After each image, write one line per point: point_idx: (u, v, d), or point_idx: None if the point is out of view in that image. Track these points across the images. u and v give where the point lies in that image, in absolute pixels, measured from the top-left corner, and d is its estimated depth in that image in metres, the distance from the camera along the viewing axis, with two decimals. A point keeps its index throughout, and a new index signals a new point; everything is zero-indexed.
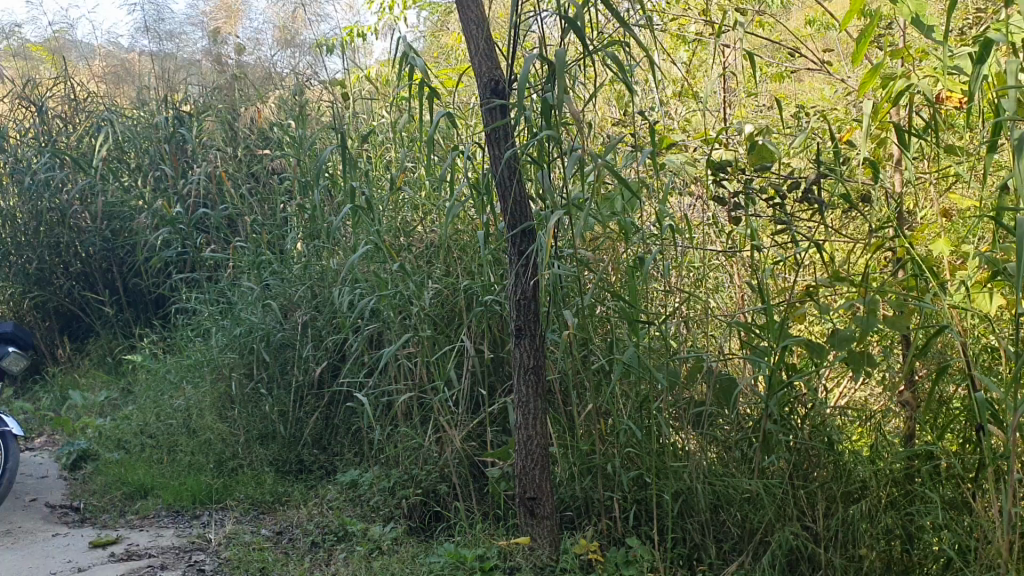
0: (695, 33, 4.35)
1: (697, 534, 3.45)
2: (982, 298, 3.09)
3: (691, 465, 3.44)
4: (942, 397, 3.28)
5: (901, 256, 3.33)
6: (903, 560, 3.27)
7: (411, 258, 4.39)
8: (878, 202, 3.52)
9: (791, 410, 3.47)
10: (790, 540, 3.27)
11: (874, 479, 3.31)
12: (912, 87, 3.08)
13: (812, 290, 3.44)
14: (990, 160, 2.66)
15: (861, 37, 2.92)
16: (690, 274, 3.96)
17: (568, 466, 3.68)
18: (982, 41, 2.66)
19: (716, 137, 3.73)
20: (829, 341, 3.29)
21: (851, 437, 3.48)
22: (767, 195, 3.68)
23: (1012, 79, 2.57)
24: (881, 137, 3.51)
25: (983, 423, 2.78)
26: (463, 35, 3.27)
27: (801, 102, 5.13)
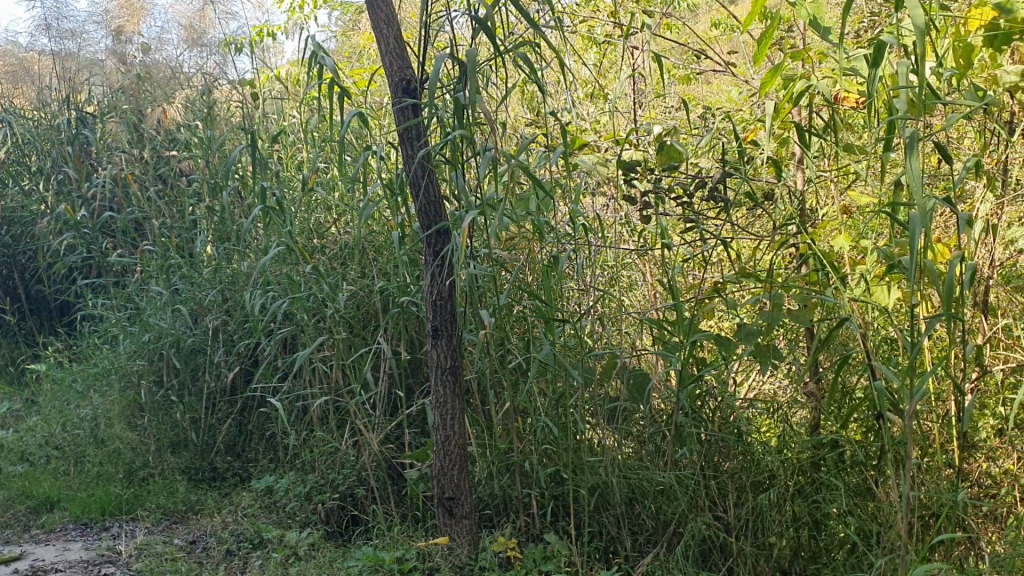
0: (604, 35, 4.42)
1: (613, 528, 3.50)
2: (881, 292, 3.21)
3: (607, 461, 3.49)
4: (845, 387, 3.41)
5: (804, 252, 3.44)
6: (810, 546, 3.39)
7: (325, 259, 4.35)
8: (782, 200, 3.64)
9: (702, 403, 3.55)
10: (702, 531, 3.36)
11: (782, 469, 3.42)
12: (812, 89, 3.18)
13: (720, 287, 3.53)
14: (885, 158, 2.76)
15: (762, 38, 3.01)
16: (604, 273, 4.02)
17: (487, 465, 3.67)
18: (875, 44, 2.76)
19: (626, 137, 3.79)
20: (737, 335, 3.37)
21: (760, 428, 3.58)
22: (677, 194, 3.76)
23: (904, 79, 2.69)
24: (784, 137, 3.62)
25: (883, 411, 2.89)
26: (374, 34, 3.25)
27: (709, 103, 5.26)
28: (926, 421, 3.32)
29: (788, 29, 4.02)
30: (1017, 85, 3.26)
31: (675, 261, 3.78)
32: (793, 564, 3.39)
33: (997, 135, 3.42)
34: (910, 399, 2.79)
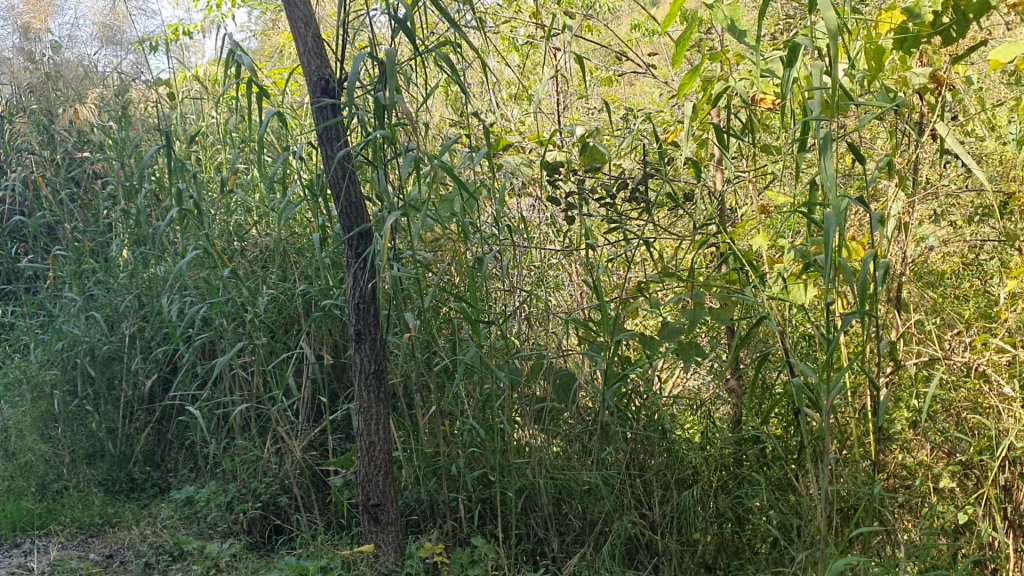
0: (527, 36, 4.44)
1: (540, 529, 3.51)
2: (798, 290, 3.28)
3: (534, 462, 3.49)
4: (765, 383, 3.47)
5: (724, 251, 3.49)
6: (733, 541, 3.45)
7: (245, 263, 4.26)
8: (702, 200, 3.71)
9: (628, 402, 3.57)
10: (627, 529, 3.39)
11: (705, 465, 3.47)
12: (730, 90, 3.23)
13: (644, 286, 3.57)
14: (801, 157, 2.82)
15: (680, 40, 3.04)
16: (529, 274, 4.03)
17: (413, 470, 3.65)
18: (790, 46, 2.81)
19: (549, 138, 3.80)
20: (660, 334, 3.40)
21: (683, 426, 3.62)
22: (600, 195, 3.78)
23: (817, 80, 2.74)
24: (703, 138, 3.68)
25: (801, 407, 2.94)
26: (292, 34, 3.19)
27: (631, 105, 5.30)
28: (844, 414, 3.39)
29: (706, 32, 4.08)
30: (926, 87, 3.36)
31: (599, 260, 3.80)
32: (718, 560, 3.45)
33: (907, 135, 3.52)
34: (827, 394, 2.85)
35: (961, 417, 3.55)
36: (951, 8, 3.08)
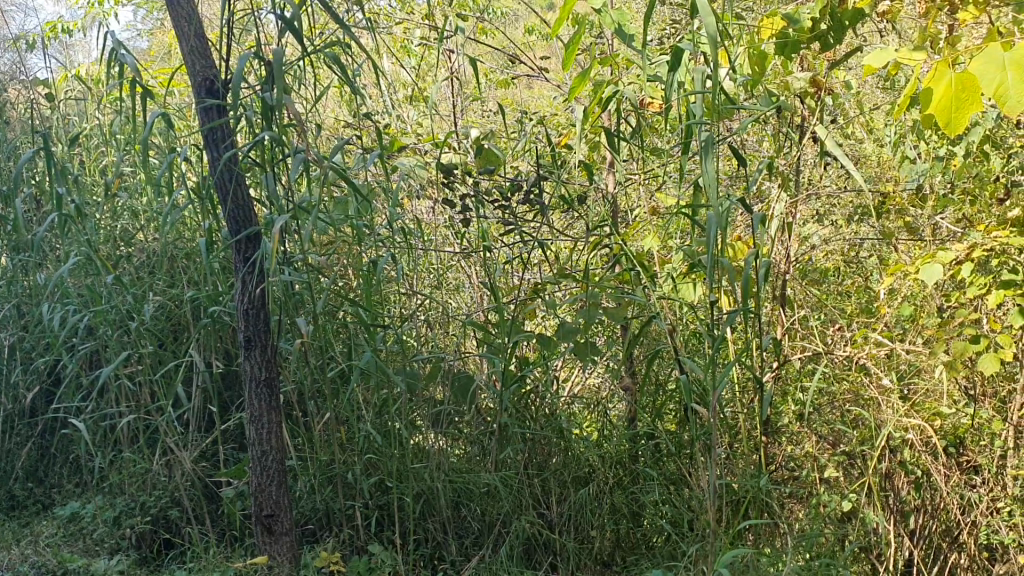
0: (420, 38, 4.42)
1: (438, 533, 3.48)
2: (688, 289, 3.34)
3: (431, 466, 3.46)
4: (658, 381, 3.53)
5: (617, 252, 3.53)
6: (629, 537, 3.49)
7: (131, 268, 4.12)
8: (595, 202, 3.75)
9: (525, 403, 3.58)
10: (525, 529, 3.40)
11: (601, 463, 3.51)
12: (620, 93, 3.27)
13: (539, 287, 3.58)
14: (687, 159, 2.87)
15: (569, 44, 3.07)
16: (426, 277, 4.00)
17: (308, 479, 3.58)
18: (674, 49, 2.86)
19: (443, 139, 3.78)
20: (556, 334, 3.43)
21: (580, 425, 3.65)
22: (495, 197, 3.79)
23: (700, 84, 2.80)
24: (595, 140, 3.72)
25: (690, 404, 2.99)
26: (174, 32, 3.09)
27: (526, 109, 5.33)
28: (734, 409, 3.48)
29: (597, 36, 4.14)
30: (806, 91, 3.48)
31: (495, 262, 3.80)
32: (614, 557, 3.48)
33: (789, 138, 3.64)
34: (715, 390, 2.92)
35: (843, 410, 3.67)
36: (827, 15, 3.20)
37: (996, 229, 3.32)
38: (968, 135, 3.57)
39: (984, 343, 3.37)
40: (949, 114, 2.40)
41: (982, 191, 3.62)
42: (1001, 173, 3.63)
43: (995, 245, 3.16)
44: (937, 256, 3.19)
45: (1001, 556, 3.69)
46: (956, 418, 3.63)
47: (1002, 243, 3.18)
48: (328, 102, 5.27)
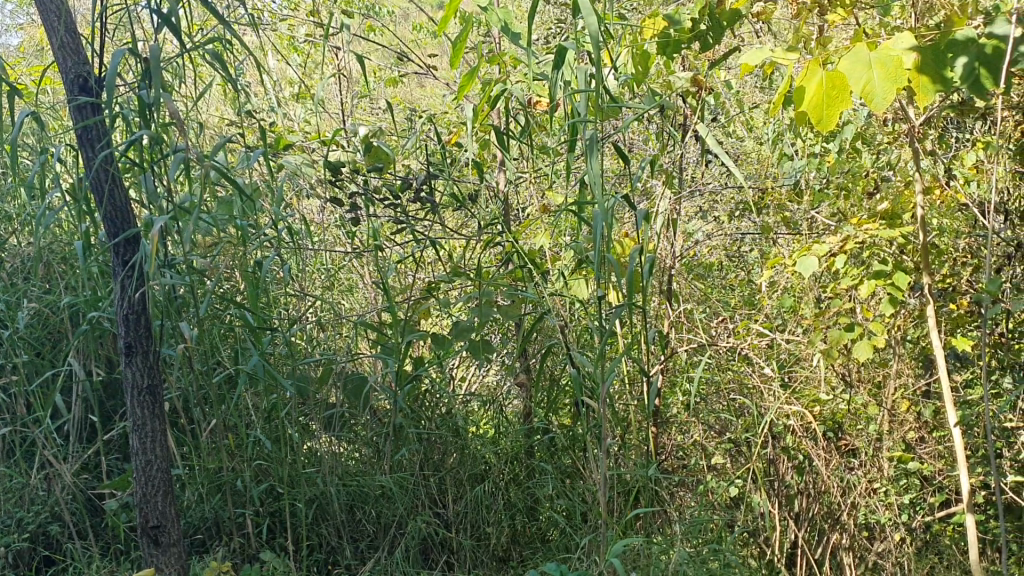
0: (306, 35, 4.35)
1: (333, 537, 3.43)
2: (579, 285, 3.38)
3: (324, 470, 3.41)
4: (552, 377, 3.56)
5: (509, 250, 3.54)
6: (525, 532, 3.51)
7: (3, 275, 3.93)
8: (486, 200, 3.76)
9: (419, 403, 3.57)
10: (421, 529, 3.39)
11: (496, 460, 3.53)
12: (508, 92, 3.28)
13: (433, 286, 3.56)
14: (572, 155, 2.90)
15: (456, 42, 3.05)
16: (318, 277, 3.94)
17: (196, 488, 3.48)
18: (559, 48, 2.88)
19: (330, 137, 3.71)
20: (450, 333, 3.42)
21: (476, 423, 3.66)
22: (384, 196, 3.75)
23: (584, 82, 2.83)
24: (485, 138, 3.72)
25: (581, 400, 3.01)
26: (42, 26, 2.93)
27: (417, 108, 5.31)
28: (625, 402, 3.56)
29: (485, 34, 4.14)
30: (689, 90, 3.58)
31: (387, 262, 3.76)
32: (511, 552, 3.50)
33: (674, 135, 3.71)
34: (603, 384, 2.95)
35: (727, 399, 3.80)
36: (706, 16, 3.26)
37: (867, 222, 3.41)
38: (842, 132, 3.71)
39: (857, 332, 3.52)
40: (821, 111, 2.53)
41: (854, 186, 3.72)
42: (872, 168, 3.77)
43: (866, 237, 3.29)
44: (813, 249, 3.33)
45: (879, 534, 3.84)
46: (833, 404, 3.81)
47: (872, 235, 3.32)
48: (211, 100, 5.13)
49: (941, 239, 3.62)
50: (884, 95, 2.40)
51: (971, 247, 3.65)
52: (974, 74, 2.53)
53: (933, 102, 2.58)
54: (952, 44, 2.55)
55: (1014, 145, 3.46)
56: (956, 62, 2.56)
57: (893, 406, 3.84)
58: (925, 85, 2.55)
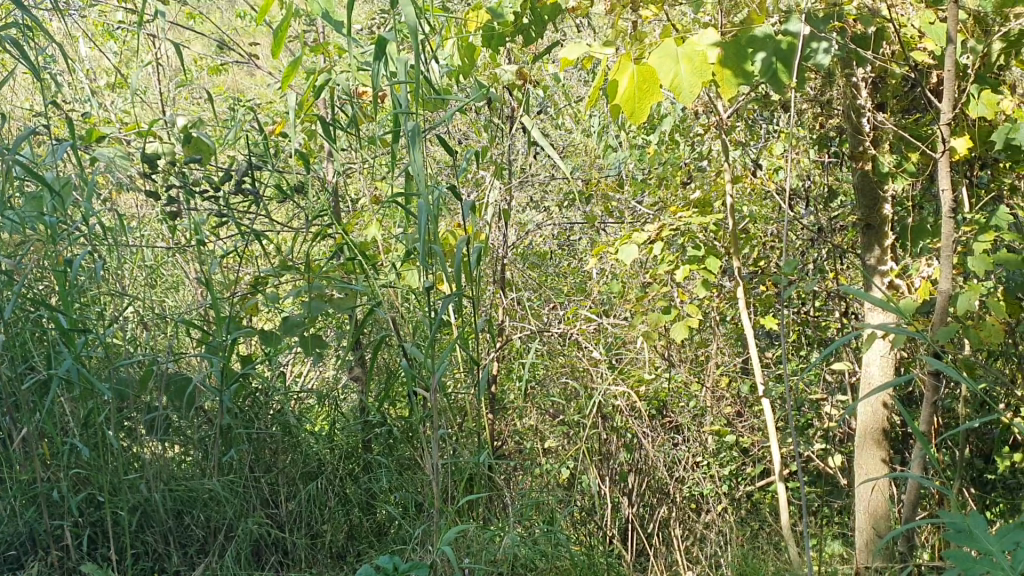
0: (120, 22, 4.16)
1: (159, 544, 3.28)
2: (410, 276, 3.38)
3: (148, 475, 3.26)
4: (387, 369, 3.56)
5: (339, 243, 3.50)
6: (361, 528, 3.49)
7: None
8: (314, 192, 3.70)
9: (249, 402, 3.48)
10: (253, 531, 3.30)
11: (330, 456, 3.50)
12: (332, 82, 3.26)
13: (261, 282, 3.48)
14: (395, 145, 2.89)
15: (277, 31, 2.88)
16: (140, 275, 3.78)
17: (8, 501, 3.26)
18: (379, 38, 2.85)
19: (147, 128, 3.55)
20: (279, 328, 3.35)
21: (312, 421, 3.62)
22: (207, 190, 3.63)
23: (403, 74, 2.78)
24: (311, 130, 3.66)
25: (411, 391, 2.99)
26: None
27: (240, 95, 5.22)
28: (459, 391, 3.60)
29: (310, 23, 4.12)
30: (514, 82, 3.64)
31: (213, 257, 3.65)
32: (348, 549, 3.47)
33: (500, 126, 3.79)
34: (433, 374, 2.94)
35: (560, 382, 3.88)
36: (528, 11, 3.31)
37: (682, 210, 3.58)
38: (660, 124, 3.87)
39: (674, 314, 3.70)
40: (633, 105, 2.57)
41: (672, 175, 3.89)
42: (688, 159, 3.97)
43: (681, 225, 3.45)
44: (632, 237, 3.48)
45: (705, 506, 4.03)
46: (657, 383, 3.95)
47: (686, 223, 3.48)
48: (19, 89, 4.83)
49: (752, 224, 3.86)
50: (691, 89, 2.53)
51: (780, 232, 3.89)
52: (772, 69, 2.70)
53: (737, 94, 2.70)
54: (753, 39, 2.67)
55: (813, 135, 3.72)
56: (756, 57, 2.71)
57: (714, 382, 4.07)
58: (727, 78, 2.65)
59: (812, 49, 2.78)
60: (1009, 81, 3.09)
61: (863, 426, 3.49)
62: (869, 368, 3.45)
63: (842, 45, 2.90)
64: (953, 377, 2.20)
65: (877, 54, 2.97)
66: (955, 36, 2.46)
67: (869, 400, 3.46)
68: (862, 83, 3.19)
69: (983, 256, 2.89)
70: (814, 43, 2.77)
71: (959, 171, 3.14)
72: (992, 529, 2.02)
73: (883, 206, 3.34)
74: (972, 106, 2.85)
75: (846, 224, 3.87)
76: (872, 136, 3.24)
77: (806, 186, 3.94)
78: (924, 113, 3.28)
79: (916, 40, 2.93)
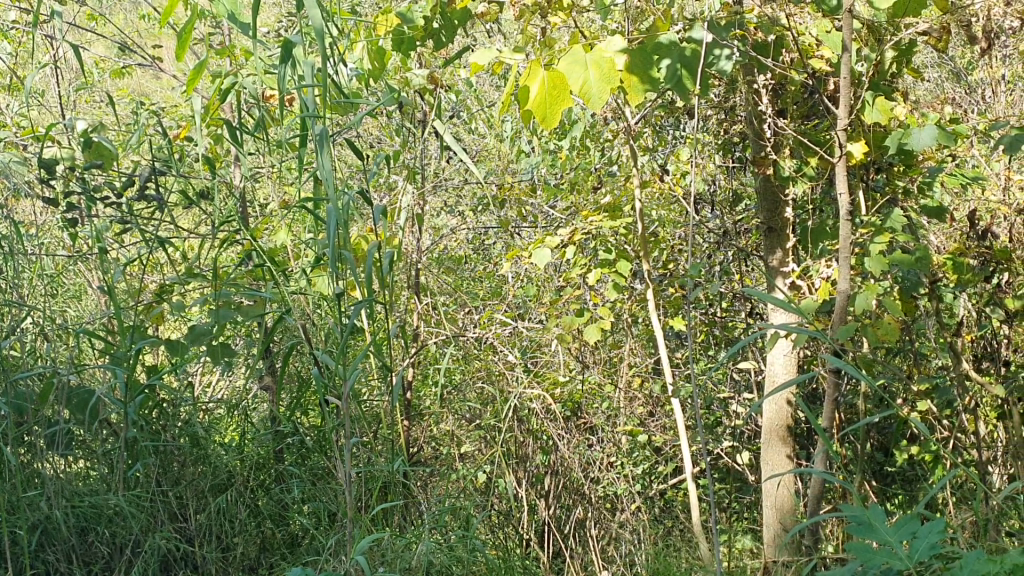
0: (14, 22, 4.00)
1: (61, 563, 3.12)
2: (321, 282, 3.34)
3: (48, 491, 3.11)
4: (298, 376, 3.51)
5: (248, 249, 3.43)
6: (273, 539, 3.43)
7: None
8: (222, 197, 3.63)
9: (155, 414, 3.38)
10: (161, 546, 3.19)
11: (240, 467, 3.43)
12: (238, 85, 3.19)
13: (166, 289, 3.38)
14: (303, 152, 2.85)
15: (181, 34, 2.80)
16: (38, 284, 3.63)
17: None
18: (287, 42, 2.80)
19: (43, 131, 3.41)
20: (186, 338, 3.25)
21: (221, 432, 3.55)
22: (108, 196, 3.51)
23: (310, 76, 2.71)
24: (216, 134, 3.59)
25: (322, 399, 2.94)
26: None
27: (144, 97, 5.11)
28: (373, 398, 3.57)
29: (215, 25, 4.05)
30: (425, 87, 3.63)
31: (115, 264, 3.53)
32: (260, 561, 3.40)
33: (412, 130, 3.78)
34: (346, 381, 2.88)
35: (476, 386, 3.91)
36: (438, 14, 3.29)
37: (593, 214, 3.62)
38: (571, 130, 3.91)
39: (587, 317, 3.74)
40: (545, 110, 2.57)
41: (583, 180, 3.96)
42: (599, 164, 4.03)
43: (592, 228, 3.51)
44: (545, 241, 3.51)
45: (620, 506, 4.07)
46: (571, 384, 4.01)
47: (597, 227, 3.53)
48: None
49: (661, 228, 3.93)
50: (599, 96, 2.56)
51: (687, 236, 3.98)
52: (677, 75, 2.77)
53: (644, 101, 2.74)
54: (658, 46, 2.76)
55: (718, 140, 3.82)
56: (661, 64, 2.77)
57: (627, 383, 4.12)
58: (635, 85, 2.69)
59: (716, 54, 2.91)
60: (902, 89, 3.21)
61: (768, 423, 3.58)
62: (773, 366, 3.53)
63: (744, 52, 2.97)
64: (852, 375, 2.22)
65: (777, 61, 3.06)
66: (850, 45, 2.55)
67: (774, 398, 3.55)
68: (764, 90, 3.28)
69: (880, 257, 3.01)
70: (717, 50, 2.88)
71: (856, 175, 3.24)
72: (891, 520, 2.07)
73: (784, 209, 3.45)
74: (866, 112, 2.98)
75: (750, 226, 3.98)
76: (773, 142, 3.34)
77: (711, 191, 4.04)
78: (822, 120, 3.36)
79: (815, 48, 3.01)
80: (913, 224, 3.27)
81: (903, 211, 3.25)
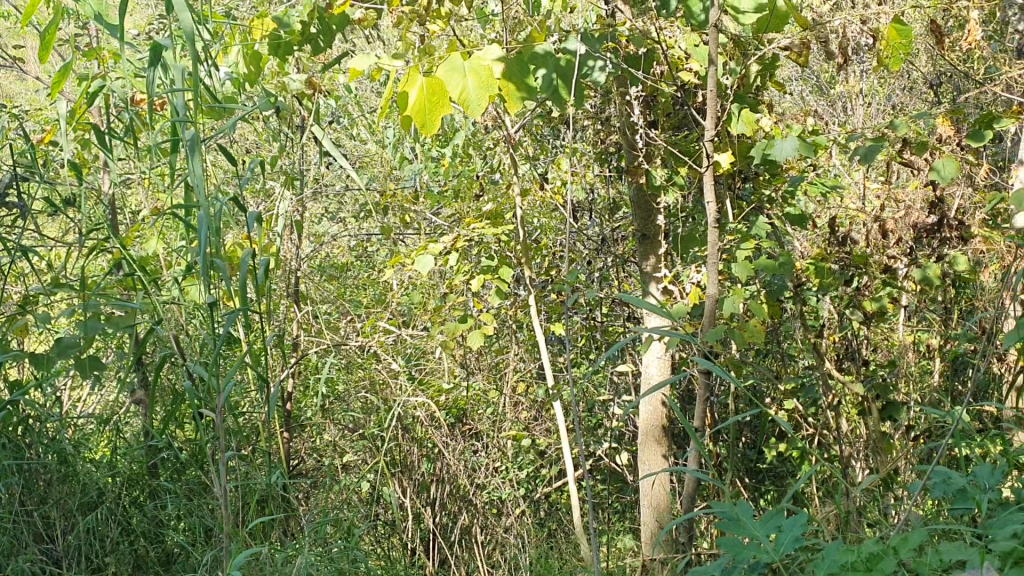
0: None
1: None
2: (195, 290, 3.26)
3: None
4: (171, 388, 3.41)
5: (117, 257, 3.31)
6: (147, 557, 3.30)
7: None
8: (89, 203, 3.49)
9: (19, 430, 3.23)
10: (24, 570, 3.03)
11: (110, 484, 3.30)
12: (104, 88, 3.07)
13: (29, 300, 3.23)
14: (172, 158, 2.76)
15: (43, 34, 2.67)
16: None
17: None
18: (154, 44, 2.69)
19: None
20: (51, 351, 3.10)
21: (91, 448, 3.41)
22: None
23: (180, 80, 2.64)
24: (84, 138, 3.45)
25: (195, 412, 2.85)
26: None
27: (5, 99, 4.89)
28: (251, 410, 3.50)
29: (81, 27, 3.91)
30: (303, 93, 3.59)
31: None
32: None
33: (290, 136, 3.73)
34: (221, 392, 2.80)
35: (360, 396, 3.91)
36: (316, 19, 3.22)
37: (475, 221, 3.63)
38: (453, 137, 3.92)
39: (471, 323, 3.74)
40: (424, 116, 2.49)
41: (465, 186, 3.99)
42: (481, 171, 4.07)
43: (474, 235, 3.52)
44: (427, 248, 3.49)
45: (505, 510, 4.09)
46: (455, 392, 4.08)
47: (479, 233, 3.54)
48: None
49: (542, 235, 4.08)
50: (479, 101, 2.52)
51: (567, 242, 4.05)
52: (553, 85, 2.82)
53: (522, 109, 2.75)
54: (533, 56, 2.79)
55: (595, 149, 3.89)
56: (538, 74, 2.82)
57: (512, 389, 4.16)
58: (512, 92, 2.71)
59: (589, 65, 3.02)
60: (767, 101, 3.34)
61: (645, 424, 3.67)
62: (648, 368, 3.63)
63: (615, 64, 3.07)
64: (721, 375, 2.22)
65: (648, 74, 3.19)
66: (716, 58, 2.65)
67: (649, 399, 3.65)
68: (636, 101, 3.38)
69: (746, 262, 3.14)
70: (589, 62, 2.97)
71: (724, 184, 3.35)
72: (758, 516, 2.13)
73: (656, 217, 3.58)
74: (733, 123, 3.12)
75: (627, 234, 4.11)
76: (646, 151, 3.43)
77: (590, 199, 4.15)
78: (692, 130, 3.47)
79: (683, 60, 3.17)
80: (777, 231, 3.41)
81: (769, 218, 3.38)
